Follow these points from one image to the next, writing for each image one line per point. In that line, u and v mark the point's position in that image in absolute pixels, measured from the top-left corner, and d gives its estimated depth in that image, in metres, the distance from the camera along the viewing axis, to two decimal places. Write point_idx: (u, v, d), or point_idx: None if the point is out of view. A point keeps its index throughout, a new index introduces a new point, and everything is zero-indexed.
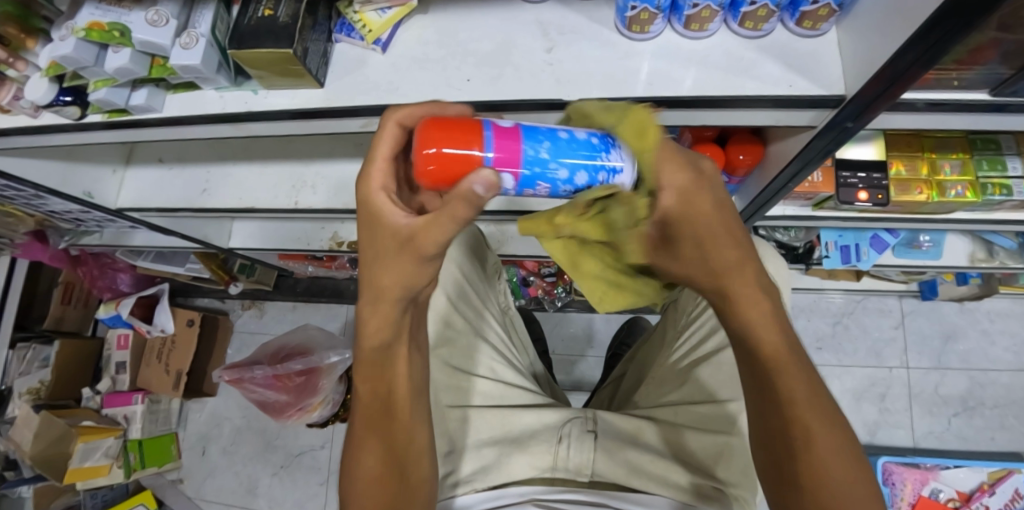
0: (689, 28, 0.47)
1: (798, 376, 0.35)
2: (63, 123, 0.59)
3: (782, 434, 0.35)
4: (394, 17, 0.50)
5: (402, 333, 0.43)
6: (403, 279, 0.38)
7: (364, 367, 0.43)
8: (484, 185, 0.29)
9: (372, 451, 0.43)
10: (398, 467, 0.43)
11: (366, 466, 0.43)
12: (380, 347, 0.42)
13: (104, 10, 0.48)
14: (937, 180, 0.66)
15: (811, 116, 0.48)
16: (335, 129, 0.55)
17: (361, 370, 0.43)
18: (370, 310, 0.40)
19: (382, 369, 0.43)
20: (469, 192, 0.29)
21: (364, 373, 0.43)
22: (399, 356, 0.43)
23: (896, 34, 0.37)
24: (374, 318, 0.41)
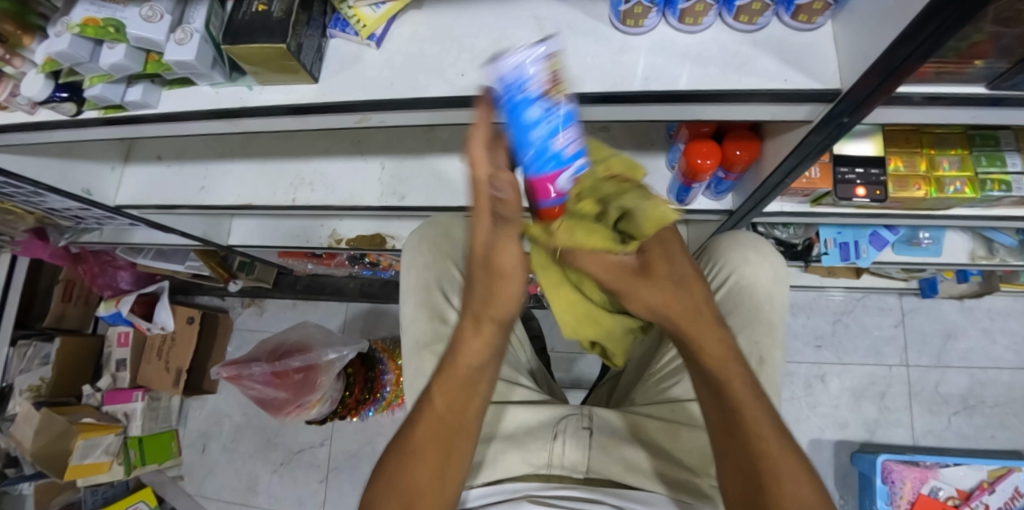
0: (684, 23, 0.47)
1: (754, 398, 0.41)
2: (60, 120, 0.59)
3: (737, 437, 0.40)
4: (388, 13, 0.50)
5: (494, 358, 0.45)
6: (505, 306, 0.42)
7: (449, 380, 0.44)
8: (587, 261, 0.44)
9: (424, 469, 0.43)
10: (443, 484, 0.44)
11: (414, 479, 0.43)
12: (474, 370, 0.44)
13: (99, 6, 0.49)
14: (936, 176, 0.65)
15: (806, 110, 0.48)
16: (332, 125, 0.55)
17: (453, 384, 0.44)
18: (474, 334, 0.43)
19: (466, 392, 0.44)
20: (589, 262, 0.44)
21: (443, 388, 0.44)
22: (482, 378, 0.45)
23: (891, 27, 0.37)
24: (478, 342, 0.43)
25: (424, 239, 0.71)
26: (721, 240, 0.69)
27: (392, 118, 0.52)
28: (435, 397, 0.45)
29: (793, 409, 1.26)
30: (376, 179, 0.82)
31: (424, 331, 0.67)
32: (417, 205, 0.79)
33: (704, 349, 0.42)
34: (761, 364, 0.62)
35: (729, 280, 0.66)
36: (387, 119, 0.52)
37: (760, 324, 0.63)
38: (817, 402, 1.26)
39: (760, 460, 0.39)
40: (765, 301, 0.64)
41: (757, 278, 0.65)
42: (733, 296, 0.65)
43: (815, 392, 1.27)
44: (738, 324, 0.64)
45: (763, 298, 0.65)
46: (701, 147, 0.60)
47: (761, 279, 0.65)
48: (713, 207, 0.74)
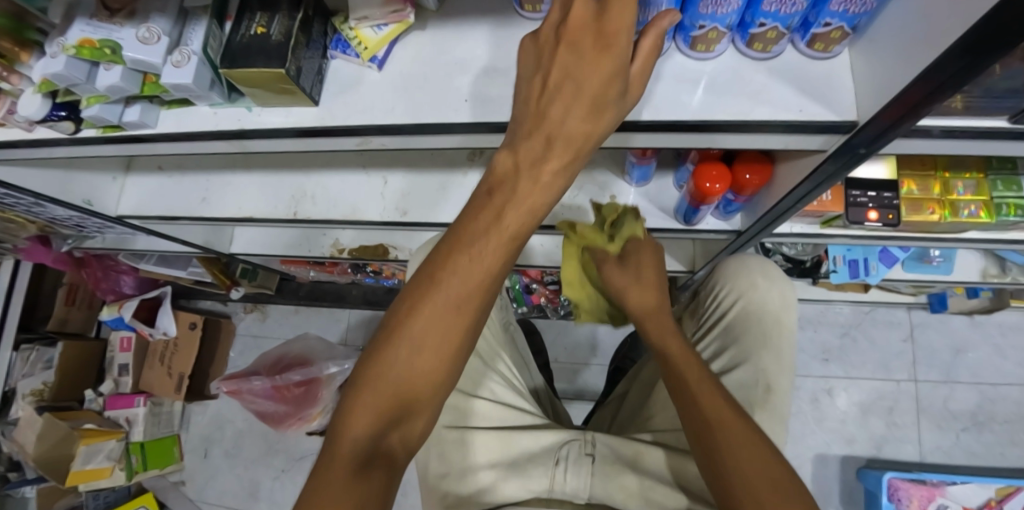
0: (695, 49, 0.45)
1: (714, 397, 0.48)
2: (58, 138, 0.58)
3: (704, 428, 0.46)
4: (390, 35, 0.49)
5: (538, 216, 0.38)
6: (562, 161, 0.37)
7: (489, 236, 0.36)
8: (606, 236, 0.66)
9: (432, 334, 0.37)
10: (450, 374, 0.38)
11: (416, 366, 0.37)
12: (516, 231, 0.37)
13: (95, 26, 0.47)
14: (950, 199, 0.63)
15: (822, 141, 0.46)
16: (335, 147, 0.54)
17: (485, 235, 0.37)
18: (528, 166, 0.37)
19: (501, 262, 0.37)
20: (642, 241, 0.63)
21: (479, 242, 0.36)
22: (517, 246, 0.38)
23: (915, 61, 0.35)
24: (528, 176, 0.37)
25: None
26: (731, 264, 0.68)
27: (393, 142, 0.51)
28: (471, 251, 0.36)
29: (799, 423, 1.24)
30: (379, 193, 0.81)
31: None
32: (420, 221, 0.78)
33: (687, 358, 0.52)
34: (767, 392, 0.59)
35: (737, 305, 0.65)
36: (388, 142, 0.51)
37: (767, 351, 0.61)
38: (824, 417, 1.24)
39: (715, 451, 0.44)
40: (773, 326, 0.63)
41: (766, 302, 0.64)
42: (741, 321, 0.64)
43: (821, 407, 1.25)
44: (746, 349, 0.62)
45: (771, 322, 0.63)
46: (711, 171, 0.58)
47: (770, 303, 0.64)
48: (721, 227, 0.72)
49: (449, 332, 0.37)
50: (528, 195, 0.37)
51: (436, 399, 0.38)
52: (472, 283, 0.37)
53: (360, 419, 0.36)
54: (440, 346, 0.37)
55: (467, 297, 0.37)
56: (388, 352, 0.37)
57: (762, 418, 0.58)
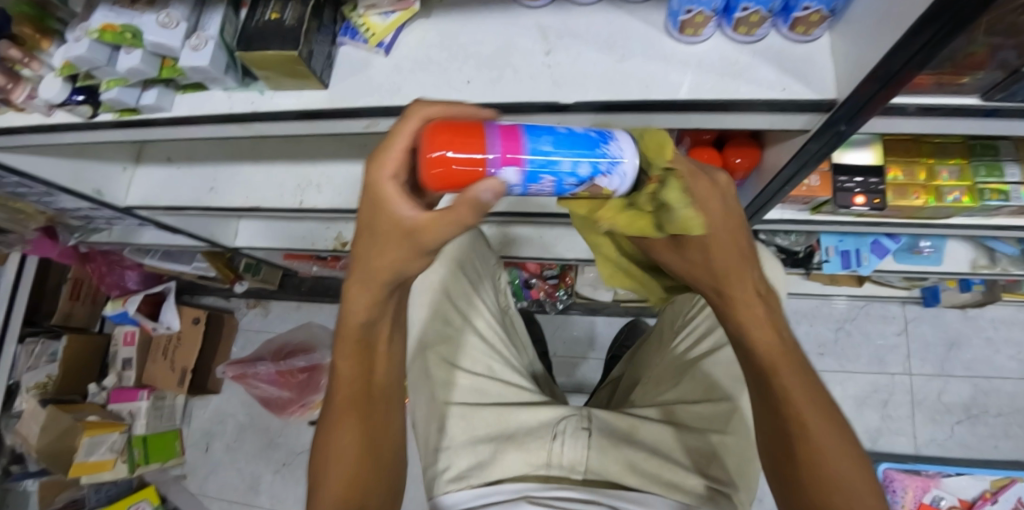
0: (684, 34, 0.48)
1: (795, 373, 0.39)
2: (76, 122, 0.60)
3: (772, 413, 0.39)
4: (398, 22, 0.51)
5: (388, 313, 0.45)
6: (401, 265, 0.39)
7: (347, 346, 0.46)
8: (486, 191, 0.31)
9: (343, 434, 0.45)
10: (373, 447, 0.46)
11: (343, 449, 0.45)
12: (365, 327, 0.44)
13: (118, 12, 0.50)
14: (934, 185, 0.66)
15: (805, 119, 0.48)
16: (343, 129, 0.56)
17: (353, 344, 0.45)
18: (359, 290, 0.42)
19: (364, 354, 0.46)
20: (478, 198, 0.31)
21: (344, 349, 0.46)
22: (378, 331, 0.46)
23: (888, 37, 0.38)
24: (364, 297, 0.42)
25: None
26: None
27: (399, 123, 0.53)
28: (342, 360, 0.46)
29: None
30: None
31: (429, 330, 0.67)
32: None
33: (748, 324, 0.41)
34: None
35: None
36: (394, 124, 0.54)
37: None
38: None
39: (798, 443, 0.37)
40: None
41: None
42: None
43: None
44: None
45: None
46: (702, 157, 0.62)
47: None
48: None
49: (350, 432, 0.45)
50: (372, 292, 0.41)
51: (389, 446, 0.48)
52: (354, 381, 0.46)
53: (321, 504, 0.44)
54: (351, 445, 0.45)
55: (353, 396, 0.46)
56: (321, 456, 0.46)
57: None
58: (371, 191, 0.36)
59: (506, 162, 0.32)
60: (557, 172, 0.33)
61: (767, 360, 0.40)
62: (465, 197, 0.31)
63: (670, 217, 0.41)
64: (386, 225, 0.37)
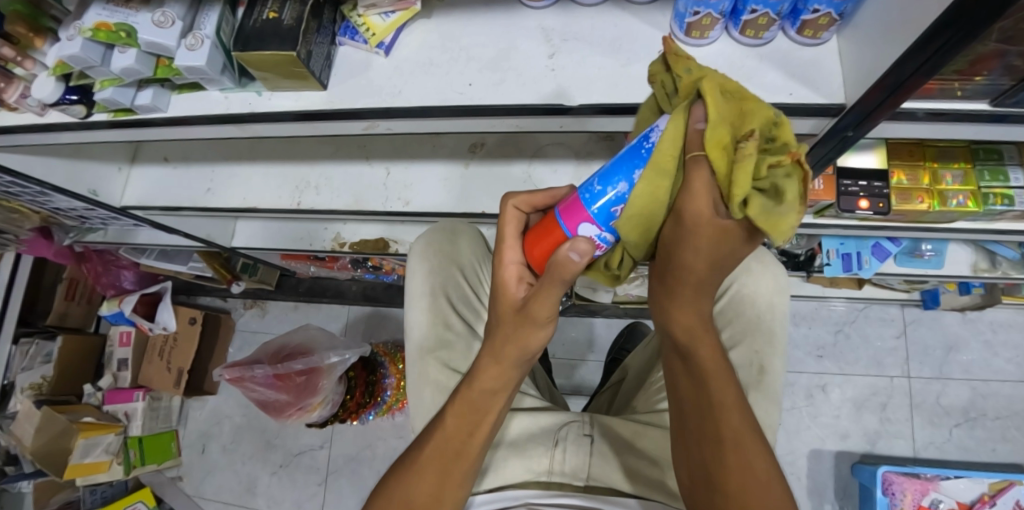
0: (691, 36, 0.47)
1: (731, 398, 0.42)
2: (70, 122, 0.59)
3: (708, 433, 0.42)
4: (398, 22, 0.50)
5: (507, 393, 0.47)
6: (523, 346, 0.43)
7: (457, 403, 0.47)
8: (572, 252, 0.37)
9: (423, 483, 0.44)
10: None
11: (411, 495, 0.44)
12: (488, 397, 0.46)
13: (112, 10, 0.49)
14: (939, 189, 0.65)
15: (811, 124, 0.48)
16: (341, 131, 0.55)
17: (465, 408, 0.46)
18: (489, 362, 0.45)
19: (471, 419, 0.46)
20: (566, 258, 0.37)
21: (456, 406, 0.47)
22: (493, 410, 0.47)
23: (897, 43, 0.37)
24: (492, 373, 0.45)
25: (430, 243, 0.70)
26: None
27: (399, 125, 0.52)
28: (447, 419, 0.47)
29: (794, 419, 1.26)
30: (381, 184, 0.83)
31: (428, 334, 0.67)
32: (421, 211, 0.80)
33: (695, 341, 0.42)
34: (761, 373, 0.61)
35: (730, 289, 0.66)
36: (394, 126, 0.53)
37: (760, 333, 0.63)
38: (818, 413, 1.26)
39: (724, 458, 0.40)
40: (766, 311, 0.64)
41: (761, 287, 0.65)
42: (736, 306, 0.65)
43: (815, 402, 1.26)
44: (740, 332, 0.64)
45: (765, 307, 0.64)
46: None
47: (765, 289, 0.65)
48: None
49: (430, 482, 0.44)
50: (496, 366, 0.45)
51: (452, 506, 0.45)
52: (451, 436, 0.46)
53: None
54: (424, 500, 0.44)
55: (448, 450, 0.45)
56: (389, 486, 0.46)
57: (756, 399, 0.60)
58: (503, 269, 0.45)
59: (578, 222, 0.38)
60: (614, 199, 0.36)
61: (705, 391, 0.42)
62: (555, 262, 0.37)
63: (764, 205, 0.29)
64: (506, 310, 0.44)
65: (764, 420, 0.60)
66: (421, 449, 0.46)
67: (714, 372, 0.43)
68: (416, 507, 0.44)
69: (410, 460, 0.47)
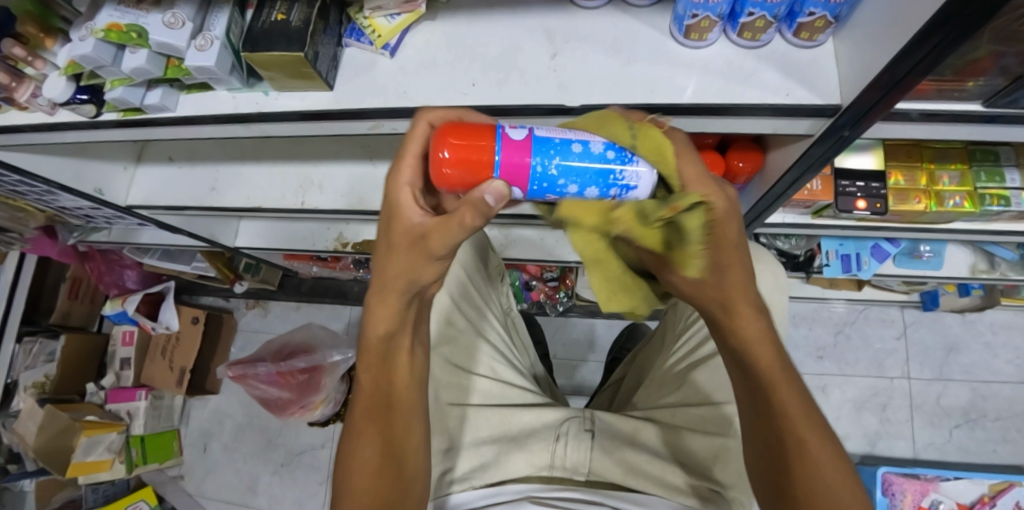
0: (690, 38, 0.49)
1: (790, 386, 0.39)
2: (80, 121, 0.60)
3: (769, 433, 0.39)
4: (403, 23, 0.51)
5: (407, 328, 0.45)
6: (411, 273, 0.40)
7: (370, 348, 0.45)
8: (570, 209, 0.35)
9: (369, 445, 0.43)
10: (393, 465, 0.42)
11: (364, 459, 0.42)
12: (384, 339, 0.44)
13: (123, 11, 0.50)
14: (936, 190, 0.66)
15: (808, 124, 0.49)
16: (348, 130, 0.56)
17: (372, 358, 0.44)
18: (379, 306, 0.42)
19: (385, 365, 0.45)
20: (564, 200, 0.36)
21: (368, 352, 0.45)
22: (401, 348, 0.45)
23: (893, 43, 0.38)
24: (384, 312, 0.43)
25: None
26: None
27: (404, 125, 0.53)
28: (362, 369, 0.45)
29: None
30: None
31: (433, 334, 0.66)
32: None
33: (758, 354, 0.40)
34: None
35: None
36: (399, 126, 0.54)
37: None
38: None
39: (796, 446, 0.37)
40: (763, 311, 0.65)
41: (758, 286, 0.65)
42: None
43: (815, 403, 1.27)
44: None
45: (762, 307, 0.65)
46: (706, 159, 0.61)
47: (763, 287, 0.65)
48: None
49: (374, 425, 0.43)
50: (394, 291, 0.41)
51: (413, 447, 0.44)
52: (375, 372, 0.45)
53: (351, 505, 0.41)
54: (373, 463, 0.42)
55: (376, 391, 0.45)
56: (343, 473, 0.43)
57: None
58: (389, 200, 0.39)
59: None
60: None
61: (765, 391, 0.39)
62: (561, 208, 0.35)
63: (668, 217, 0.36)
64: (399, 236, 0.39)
65: None
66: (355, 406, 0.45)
67: (779, 377, 0.39)
68: (370, 475, 0.42)
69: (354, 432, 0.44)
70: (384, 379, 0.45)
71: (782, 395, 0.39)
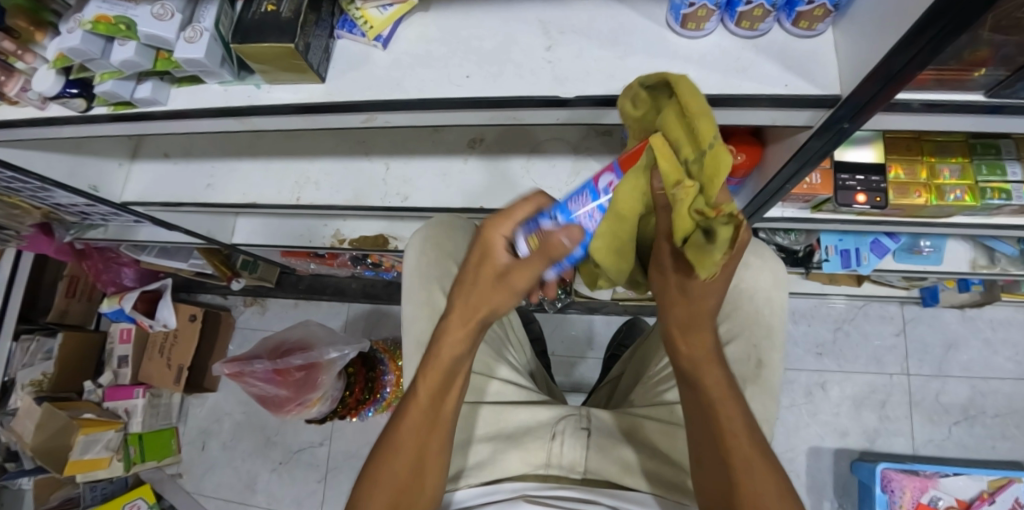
0: (686, 28, 0.48)
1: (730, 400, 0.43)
2: (70, 115, 0.60)
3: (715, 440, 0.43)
4: (395, 15, 0.50)
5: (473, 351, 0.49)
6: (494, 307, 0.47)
7: (435, 365, 0.47)
8: (565, 238, 0.41)
9: (404, 461, 0.45)
10: (423, 480, 0.46)
11: (396, 469, 0.45)
12: (455, 363, 0.48)
13: (112, 4, 0.49)
14: (936, 184, 0.66)
15: (807, 116, 0.48)
16: (341, 124, 0.56)
17: (436, 379, 0.47)
18: (451, 338, 0.48)
19: (446, 384, 0.48)
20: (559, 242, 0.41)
21: (427, 372, 0.48)
22: (461, 371, 0.49)
23: (891, 33, 0.38)
24: (457, 342, 0.47)
25: (428, 238, 0.70)
26: None
27: (397, 118, 0.53)
28: (419, 386, 0.48)
29: (793, 416, 1.26)
30: (380, 180, 0.83)
31: (425, 329, 0.67)
32: (420, 205, 0.80)
33: (704, 370, 0.45)
34: (759, 366, 0.61)
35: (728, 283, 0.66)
36: (393, 119, 0.53)
37: (757, 326, 0.63)
38: (817, 411, 1.25)
39: (729, 449, 0.42)
40: (764, 306, 0.64)
41: (758, 282, 0.64)
42: (733, 299, 0.65)
43: (815, 400, 1.26)
44: (738, 325, 0.63)
45: (763, 301, 0.64)
46: None
47: (763, 283, 0.64)
48: None
49: (419, 435, 0.46)
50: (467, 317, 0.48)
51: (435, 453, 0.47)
52: (429, 396, 0.47)
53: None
54: (405, 477, 0.45)
55: (418, 418, 0.47)
56: (368, 472, 0.46)
57: (753, 391, 0.60)
58: (483, 242, 0.46)
59: None
60: None
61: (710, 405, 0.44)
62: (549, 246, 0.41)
63: (699, 244, 0.35)
64: (483, 272, 0.46)
65: (761, 414, 0.59)
66: (399, 424, 0.47)
67: (720, 392, 0.44)
68: (397, 484, 0.45)
69: (385, 442, 0.47)
70: (440, 395, 0.47)
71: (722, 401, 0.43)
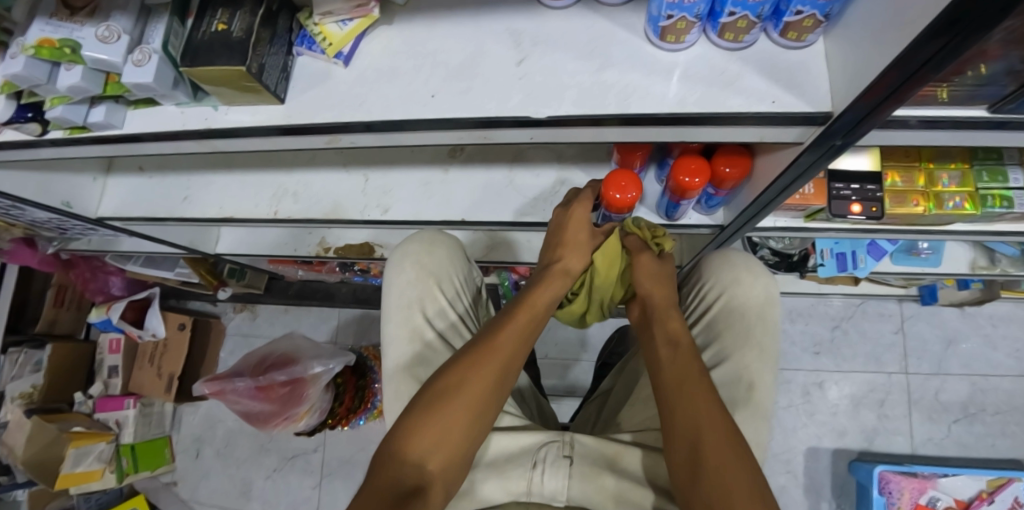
0: (666, 40, 0.45)
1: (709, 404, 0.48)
2: (26, 139, 0.57)
3: (693, 452, 0.45)
4: (356, 30, 0.48)
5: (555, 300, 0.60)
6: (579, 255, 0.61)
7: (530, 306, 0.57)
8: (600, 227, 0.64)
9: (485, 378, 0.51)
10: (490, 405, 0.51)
11: (473, 386, 0.50)
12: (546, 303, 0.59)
13: (55, 25, 0.46)
14: (935, 191, 0.63)
15: (797, 133, 0.46)
16: (306, 144, 0.53)
17: (529, 315, 0.56)
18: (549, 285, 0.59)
19: (534, 321, 0.57)
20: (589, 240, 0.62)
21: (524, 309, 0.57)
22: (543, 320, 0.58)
23: (890, 46, 0.35)
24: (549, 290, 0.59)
25: (408, 256, 0.69)
26: (714, 259, 0.67)
27: (364, 139, 0.50)
28: (515, 320, 0.55)
29: (790, 417, 1.24)
30: (360, 192, 0.80)
31: (406, 354, 0.65)
32: (401, 218, 0.77)
33: (679, 361, 0.52)
34: (750, 390, 0.58)
35: (719, 300, 0.64)
36: (359, 140, 0.50)
37: (748, 346, 0.60)
38: (815, 410, 1.24)
39: (706, 449, 0.45)
40: (755, 324, 0.61)
41: (749, 298, 0.62)
42: (724, 317, 0.63)
43: (812, 400, 1.25)
44: (728, 346, 0.61)
45: (754, 319, 0.61)
46: (690, 165, 0.58)
47: (753, 300, 0.62)
48: (703, 221, 0.72)
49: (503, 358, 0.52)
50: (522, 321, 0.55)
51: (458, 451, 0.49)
52: (521, 327, 0.55)
53: (417, 434, 0.47)
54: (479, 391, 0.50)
55: (510, 344, 0.53)
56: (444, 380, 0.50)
57: (743, 417, 0.57)
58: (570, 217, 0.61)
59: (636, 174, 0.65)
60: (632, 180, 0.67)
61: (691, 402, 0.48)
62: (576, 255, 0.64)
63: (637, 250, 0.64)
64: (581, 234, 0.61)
65: (753, 440, 0.56)
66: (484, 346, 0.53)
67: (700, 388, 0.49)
68: (468, 397, 0.49)
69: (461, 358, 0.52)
70: (527, 331, 0.55)
71: (702, 406, 0.48)
